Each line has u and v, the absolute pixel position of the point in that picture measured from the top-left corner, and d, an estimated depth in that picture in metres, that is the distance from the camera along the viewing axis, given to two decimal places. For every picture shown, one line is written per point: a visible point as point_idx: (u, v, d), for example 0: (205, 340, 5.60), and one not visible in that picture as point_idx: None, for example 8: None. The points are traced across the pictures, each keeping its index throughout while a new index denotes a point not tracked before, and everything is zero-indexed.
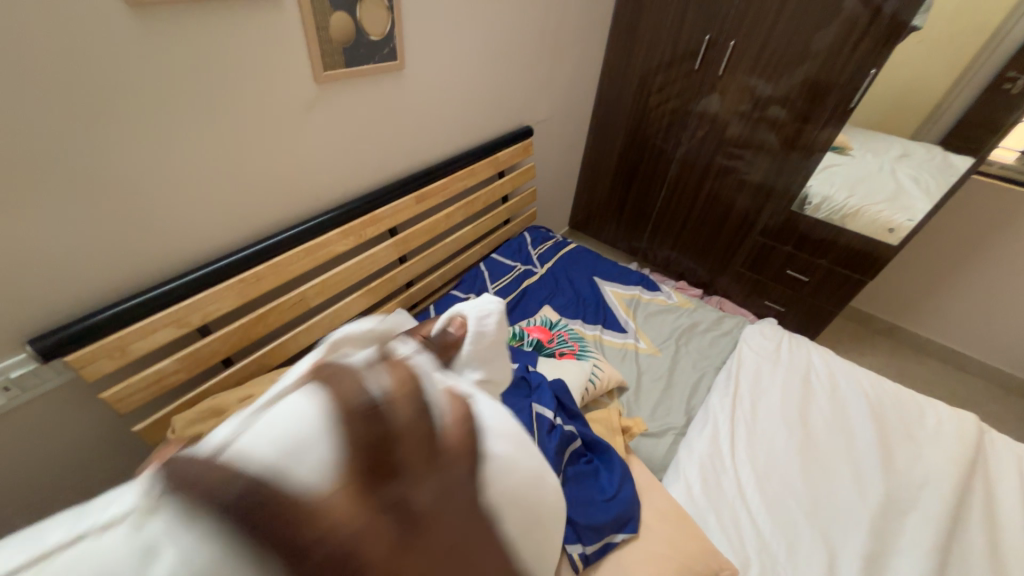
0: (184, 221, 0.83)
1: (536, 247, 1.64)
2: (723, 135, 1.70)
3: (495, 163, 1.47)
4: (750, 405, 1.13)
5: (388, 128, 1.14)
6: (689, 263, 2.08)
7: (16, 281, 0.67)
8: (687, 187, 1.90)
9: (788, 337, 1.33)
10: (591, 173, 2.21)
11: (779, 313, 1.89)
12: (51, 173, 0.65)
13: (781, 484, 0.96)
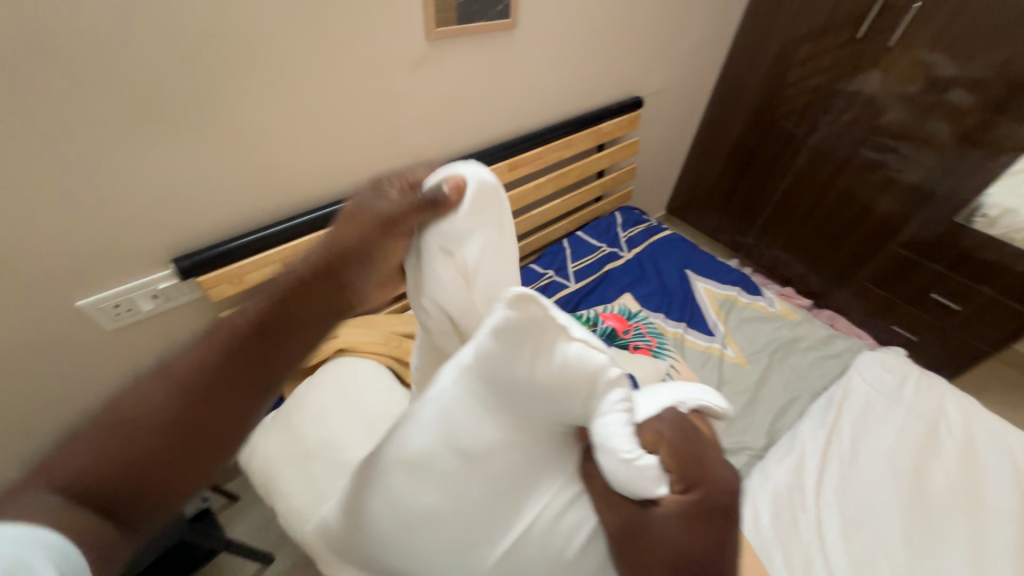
0: (298, 168, 0.90)
1: (626, 230, 1.55)
2: (877, 122, 1.41)
3: (595, 136, 1.38)
4: (850, 443, 0.98)
5: (491, 91, 1.12)
6: (801, 268, 1.82)
7: (167, 209, 0.79)
8: (815, 180, 1.63)
9: (917, 373, 1.11)
10: (701, 154, 2.00)
11: (908, 342, 1.59)
12: (196, 116, 0.74)
13: (872, 539, 0.83)
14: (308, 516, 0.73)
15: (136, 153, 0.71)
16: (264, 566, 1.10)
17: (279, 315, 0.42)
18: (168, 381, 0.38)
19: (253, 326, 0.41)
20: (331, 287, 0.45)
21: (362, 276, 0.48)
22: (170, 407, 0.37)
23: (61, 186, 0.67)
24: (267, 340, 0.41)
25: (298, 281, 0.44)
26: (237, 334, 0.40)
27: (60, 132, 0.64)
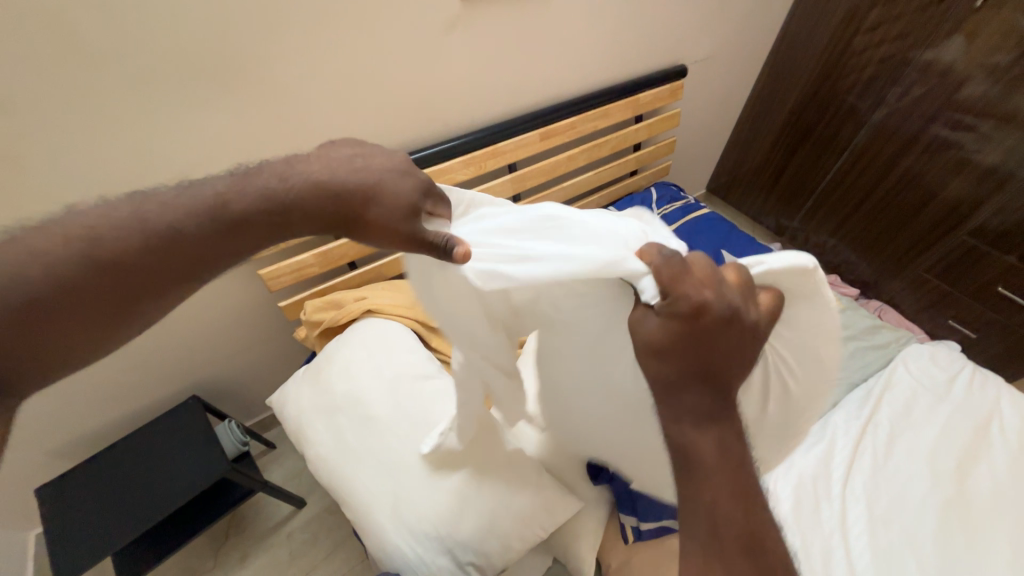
0: (331, 130, 0.93)
1: (661, 207, 1.49)
2: (952, 95, 1.27)
3: (634, 106, 1.32)
4: (886, 437, 0.93)
5: (525, 56, 1.09)
6: (850, 255, 1.71)
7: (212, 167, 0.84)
8: (875, 160, 1.51)
9: (973, 370, 1.03)
10: (750, 130, 1.89)
11: (965, 338, 1.48)
12: (237, 78, 0.78)
13: (902, 536, 0.80)
14: (333, 461, 0.79)
15: (178, 111, 0.76)
16: (296, 510, 1.19)
17: (238, 224, 0.46)
18: (81, 263, 0.41)
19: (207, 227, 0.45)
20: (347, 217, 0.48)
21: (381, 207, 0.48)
22: (66, 293, 0.41)
23: (116, 138, 0.74)
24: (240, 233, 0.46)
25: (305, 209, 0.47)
26: (170, 242, 0.44)
27: (113, 90, 0.70)
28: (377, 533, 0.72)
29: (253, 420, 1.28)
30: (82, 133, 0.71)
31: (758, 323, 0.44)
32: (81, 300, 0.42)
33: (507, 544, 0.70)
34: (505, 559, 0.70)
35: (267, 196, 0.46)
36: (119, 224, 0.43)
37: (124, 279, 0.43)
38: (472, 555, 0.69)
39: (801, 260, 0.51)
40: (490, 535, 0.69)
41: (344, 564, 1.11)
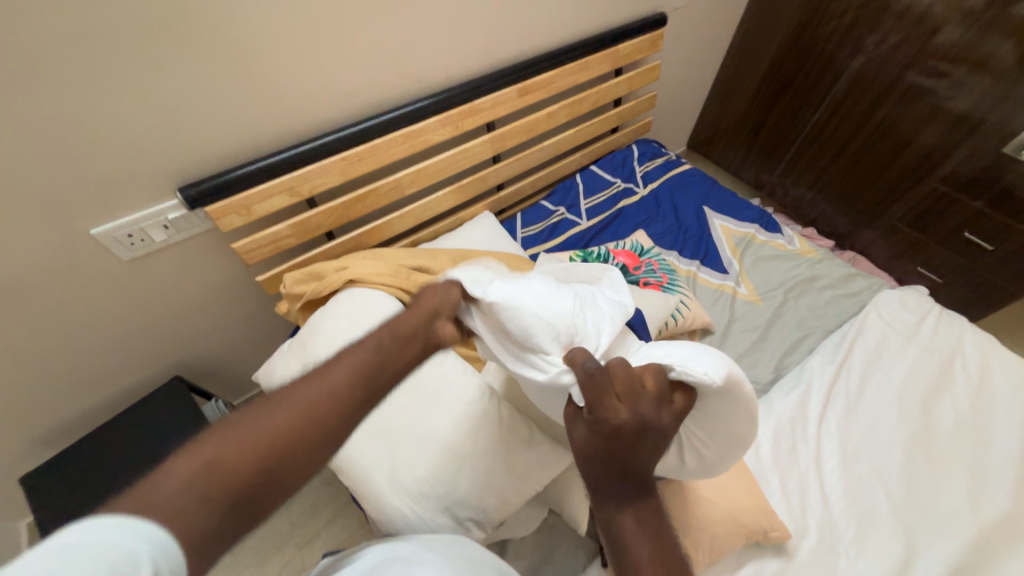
0: (296, 90, 0.87)
1: (643, 164, 1.48)
2: (929, 41, 1.27)
3: (613, 58, 1.28)
4: (858, 379, 0.98)
5: (499, 3, 1.02)
6: (826, 207, 1.74)
7: (170, 137, 0.78)
8: (852, 110, 1.51)
9: (940, 311, 1.08)
10: (728, 84, 1.86)
11: (932, 283, 1.54)
12: (187, 34, 0.71)
13: (871, 469, 0.85)
14: None
15: (123, 72, 0.69)
16: None
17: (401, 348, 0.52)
18: (274, 426, 0.42)
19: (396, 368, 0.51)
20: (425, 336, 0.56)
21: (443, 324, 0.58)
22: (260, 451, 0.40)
23: (57, 105, 0.67)
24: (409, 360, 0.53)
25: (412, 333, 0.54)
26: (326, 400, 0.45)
27: (47, 49, 0.63)
28: (376, 498, 0.73)
29: (241, 399, 1.27)
30: (16, 99, 0.64)
31: (670, 422, 0.46)
32: (276, 451, 0.41)
33: (505, 498, 0.72)
34: (502, 512, 0.72)
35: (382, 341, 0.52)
36: (274, 412, 0.43)
37: (312, 423, 0.43)
38: (472, 510, 0.71)
39: (714, 375, 0.49)
40: (488, 490, 0.71)
41: (345, 529, 1.14)
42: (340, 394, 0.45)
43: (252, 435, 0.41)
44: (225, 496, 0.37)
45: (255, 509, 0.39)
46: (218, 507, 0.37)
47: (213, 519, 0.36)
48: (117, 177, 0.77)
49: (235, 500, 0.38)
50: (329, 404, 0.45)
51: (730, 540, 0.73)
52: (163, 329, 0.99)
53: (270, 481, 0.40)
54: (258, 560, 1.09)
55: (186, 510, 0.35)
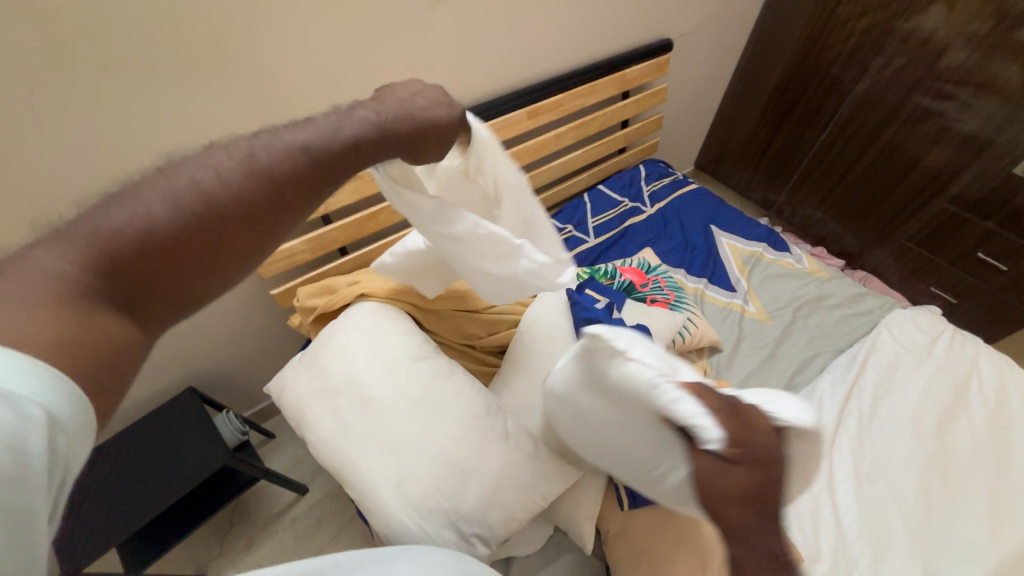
0: (316, 111, 0.92)
1: (650, 184, 1.50)
2: (934, 65, 1.29)
3: (620, 81, 1.32)
4: (871, 399, 0.96)
5: (509, 31, 1.07)
6: (835, 227, 1.74)
7: (196, 155, 0.83)
8: (859, 131, 1.52)
9: (953, 331, 1.06)
10: (734, 106, 1.89)
11: (947, 303, 1.52)
12: (214, 60, 0.77)
13: (886, 492, 0.83)
14: (334, 444, 0.80)
15: (154, 97, 0.75)
16: (298, 497, 1.20)
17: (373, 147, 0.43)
18: (160, 213, 0.32)
19: (318, 156, 0.38)
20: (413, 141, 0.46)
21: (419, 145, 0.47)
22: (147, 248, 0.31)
23: (93, 128, 0.72)
24: (374, 148, 0.42)
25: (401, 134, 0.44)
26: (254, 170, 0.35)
27: (88, 78, 0.69)
28: (381, 511, 0.73)
29: (251, 411, 1.28)
30: (56, 122, 0.69)
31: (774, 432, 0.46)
32: (164, 257, 0.32)
33: (509, 512, 0.72)
34: (506, 527, 0.72)
35: (343, 125, 0.41)
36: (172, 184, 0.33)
37: (209, 232, 0.33)
38: (476, 524, 0.71)
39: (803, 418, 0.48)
40: (492, 504, 0.72)
41: (350, 545, 1.13)
42: (234, 180, 0.34)
43: (123, 222, 0.31)
44: (115, 296, 0.31)
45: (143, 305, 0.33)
46: (85, 301, 0.30)
47: (81, 325, 0.29)
48: None
49: (114, 303, 0.31)
50: (250, 198, 0.35)
51: None
52: (179, 341, 1.02)
53: (167, 271, 0.32)
54: None
55: (38, 313, 0.28)
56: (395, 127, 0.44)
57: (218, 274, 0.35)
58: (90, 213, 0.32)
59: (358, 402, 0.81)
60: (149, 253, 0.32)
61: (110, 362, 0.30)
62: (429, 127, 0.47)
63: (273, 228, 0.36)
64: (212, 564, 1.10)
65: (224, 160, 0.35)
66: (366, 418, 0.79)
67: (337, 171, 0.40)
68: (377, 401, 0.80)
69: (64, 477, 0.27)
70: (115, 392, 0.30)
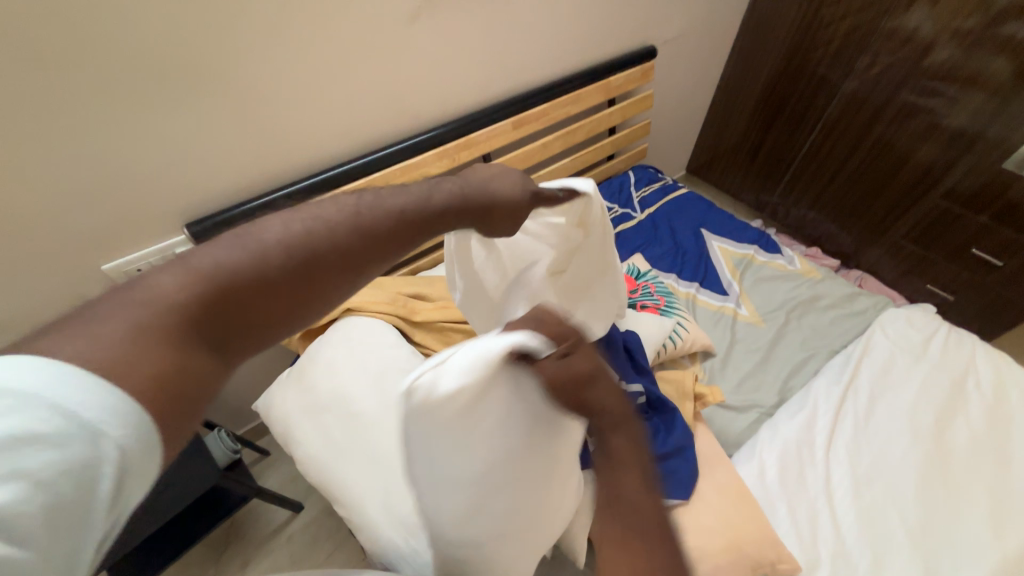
0: (300, 128, 0.92)
1: (640, 189, 1.50)
2: (919, 63, 1.29)
3: (606, 89, 1.32)
4: (866, 399, 0.95)
5: (492, 43, 1.08)
6: (829, 226, 1.73)
7: (181, 175, 0.84)
8: (848, 130, 1.52)
9: (948, 328, 1.05)
10: (724, 110, 1.90)
11: (944, 300, 1.51)
12: (198, 81, 0.77)
13: (885, 494, 0.82)
14: (323, 460, 0.79)
15: (138, 119, 0.75)
16: (294, 514, 1.19)
17: (440, 218, 0.47)
18: (255, 260, 0.36)
19: (408, 219, 0.43)
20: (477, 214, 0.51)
21: (489, 220, 0.52)
22: (248, 285, 0.35)
23: (78, 152, 0.73)
24: (438, 217, 0.46)
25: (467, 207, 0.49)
26: (346, 224, 0.40)
27: (74, 104, 0.69)
28: (370, 527, 0.72)
29: (245, 428, 1.27)
30: (41, 149, 0.70)
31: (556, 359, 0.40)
32: (261, 291, 0.36)
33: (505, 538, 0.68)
34: None
35: (426, 197, 0.46)
36: (278, 228, 0.39)
37: (301, 273, 0.37)
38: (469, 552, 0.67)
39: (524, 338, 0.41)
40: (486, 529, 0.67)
41: (346, 563, 1.12)
42: (337, 231, 0.40)
43: (237, 261, 0.36)
44: (211, 329, 0.34)
45: (243, 339, 0.36)
46: (196, 335, 0.33)
47: (173, 352, 0.31)
48: (128, 216, 0.82)
49: (219, 336, 0.35)
50: (338, 248, 0.39)
51: (733, 573, 0.70)
52: None
53: (251, 306, 0.36)
54: None
55: (148, 339, 0.31)
56: (471, 202, 0.50)
57: (310, 309, 0.39)
58: (208, 248, 0.37)
59: (345, 417, 0.80)
60: (237, 283, 0.35)
61: (193, 389, 0.32)
62: (501, 203, 0.52)
63: (348, 276, 0.40)
64: None
65: (332, 215, 0.41)
66: (354, 432, 0.78)
67: (411, 233, 0.44)
68: (364, 415, 0.79)
69: (118, 513, 0.30)
70: (187, 422, 0.32)
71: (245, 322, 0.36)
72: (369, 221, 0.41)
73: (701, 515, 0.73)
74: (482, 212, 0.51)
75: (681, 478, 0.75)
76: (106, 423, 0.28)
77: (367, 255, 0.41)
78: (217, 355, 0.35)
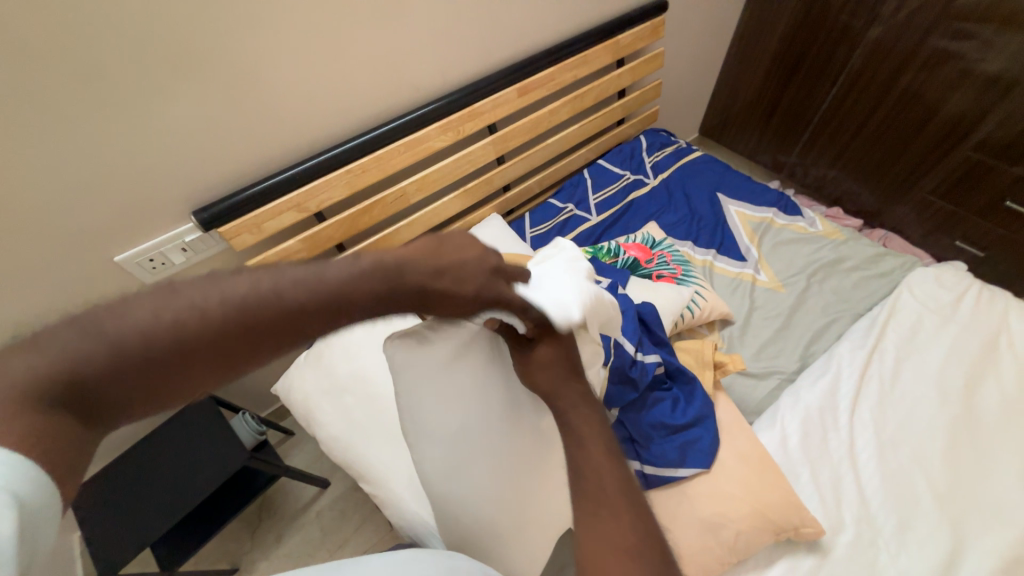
0: (298, 106, 0.89)
1: (652, 154, 1.45)
2: (951, 2, 1.19)
3: (614, 48, 1.25)
4: (892, 363, 0.92)
5: (492, 4, 1.02)
6: (850, 185, 1.66)
7: (183, 162, 0.82)
8: (872, 81, 1.43)
9: (980, 287, 1.01)
10: (739, 66, 1.80)
11: (973, 257, 1.45)
12: (190, 61, 0.75)
13: (910, 458, 0.80)
14: (347, 440, 0.80)
15: (133, 107, 0.73)
16: (321, 491, 1.23)
17: (348, 310, 0.40)
18: (116, 348, 0.33)
19: (316, 306, 0.38)
20: (407, 301, 0.43)
21: (443, 305, 0.46)
22: (108, 372, 0.33)
23: (78, 143, 0.72)
24: (345, 310, 0.40)
25: (393, 292, 0.42)
26: (217, 318, 0.35)
27: (68, 94, 0.68)
28: (396, 504, 0.74)
29: (268, 410, 1.31)
30: (41, 142, 0.69)
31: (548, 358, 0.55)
32: (126, 377, 0.33)
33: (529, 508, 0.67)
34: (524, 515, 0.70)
35: (332, 289, 0.39)
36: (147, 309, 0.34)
37: (165, 363, 0.34)
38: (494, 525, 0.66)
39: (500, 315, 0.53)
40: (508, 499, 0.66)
41: (373, 535, 1.16)
42: (205, 324, 0.35)
43: (94, 345, 0.33)
44: (76, 408, 0.33)
45: (119, 417, 0.35)
46: (63, 414, 0.33)
47: (38, 427, 0.31)
48: (135, 207, 0.81)
49: (93, 412, 0.34)
50: (205, 345, 0.35)
51: (756, 538, 0.70)
52: None
53: (120, 393, 0.34)
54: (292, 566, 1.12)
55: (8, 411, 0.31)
56: (400, 290, 0.42)
57: (185, 391, 0.37)
58: (89, 312, 0.35)
59: (365, 398, 0.81)
60: (111, 376, 0.33)
61: (69, 449, 0.33)
62: (440, 288, 0.44)
63: (220, 370, 0.36)
64: (243, 559, 1.14)
65: (209, 301, 0.36)
66: (375, 413, 0.79)
67: (323, 320, 0.39)
68: (383, 395, 0.79)
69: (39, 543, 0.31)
70: (75, 477, 0.33)
71: (120, 404, 0.35)
72: (249, 313, 0.36)
73: (722, 483, 0.73)
74: (414, 299, 0.44)
75: (701, 447, 0.75)
76: (16, 499, 0.29)
77: (240, 352, 0.36)
78: (85, 430, 0.34)
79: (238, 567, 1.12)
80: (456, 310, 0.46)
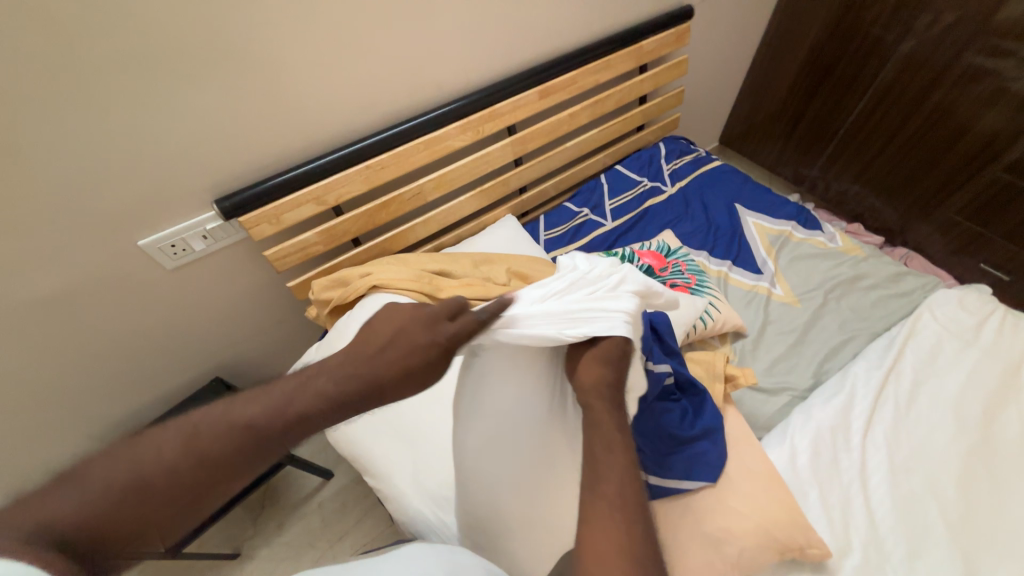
0: (321, 101, 0.91)
1: (670, 162, 1.44)
2: (988, 19, 1.16)
3: (638, 54, 1.25)
4: (909, 385, 0.90)
5: (517, 7, 1.03)
6: (873, 201, 1.63)
7: (208, 151, 0.84)
8: (902, 97, 1.40)
9: (1005, 312, 0.98)
10: (763, 75, 1.78)
11: (998, 282, 1.41)
12: (219, 53, 0.76)
13: (924, 483, 0.79)
14: (353, 433, 0.81)
15: (163, 95, 0.75)
16: (324, 481, 1.24)
17: (305, 417, 0.43)
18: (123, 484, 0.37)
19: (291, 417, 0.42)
20: (365, 389, 0.46)
21: (395, 386, 0.47)
22: (111, 507, 0.36)
23: (109, 129, 0.73)
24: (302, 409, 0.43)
25: (352, 380, 0.45)
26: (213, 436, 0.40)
27: (101, 80, 0.69)
28: (400, 500, 0.74)
29: None
30: (73, 126, 0.70)
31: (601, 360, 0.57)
32: (131, 510, 0.37)
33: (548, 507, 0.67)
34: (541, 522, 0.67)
35: (305, 395, 0.44)
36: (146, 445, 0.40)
37: (158, 493, 0.38)
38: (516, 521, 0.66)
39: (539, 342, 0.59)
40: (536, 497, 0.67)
41: (373, 528, 1.17)
42: (192, 453, 0.39)
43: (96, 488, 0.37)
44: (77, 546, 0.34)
45: (119, 556, 0.37)
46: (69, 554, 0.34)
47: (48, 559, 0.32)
48: (160, 193, 0.83)
49: (92, 550, 0.35)
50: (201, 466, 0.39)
51: (760, 557, 0.69)
52: (204, 334, 1.05)
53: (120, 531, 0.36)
54: (293, 554, 1.14)
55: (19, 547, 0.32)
56: (354, 381, 0.45)
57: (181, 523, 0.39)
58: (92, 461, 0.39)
59: None
60: (117, 509, 0.36)
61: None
62: (386, 374, 0.46)
63: (206, 496, 0.40)
64: (246, 544, 1.16)
65: (197, 432, 0.41)
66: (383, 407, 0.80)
67: (294, 426, 0.43)
68: None
69: None
70: None
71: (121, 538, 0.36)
72: (236, 428, 0.41)
73: (729, 499, 0.72)
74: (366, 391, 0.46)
75: (708, 459, 0.74)
76: None
77: (230, 469, 0.40)
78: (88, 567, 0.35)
79: (240, 553, 1.14)
80: (421, 380, 0.48)
